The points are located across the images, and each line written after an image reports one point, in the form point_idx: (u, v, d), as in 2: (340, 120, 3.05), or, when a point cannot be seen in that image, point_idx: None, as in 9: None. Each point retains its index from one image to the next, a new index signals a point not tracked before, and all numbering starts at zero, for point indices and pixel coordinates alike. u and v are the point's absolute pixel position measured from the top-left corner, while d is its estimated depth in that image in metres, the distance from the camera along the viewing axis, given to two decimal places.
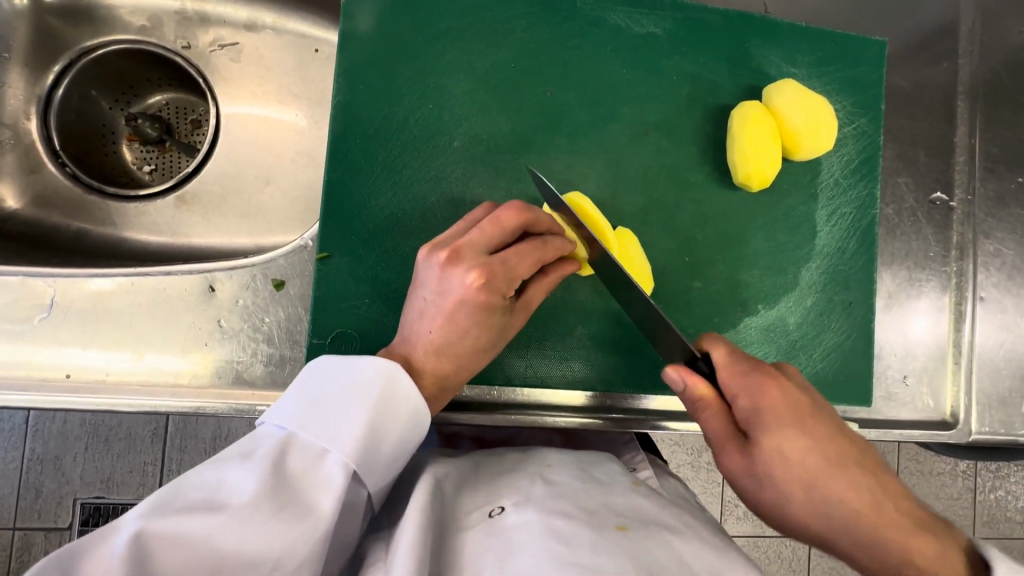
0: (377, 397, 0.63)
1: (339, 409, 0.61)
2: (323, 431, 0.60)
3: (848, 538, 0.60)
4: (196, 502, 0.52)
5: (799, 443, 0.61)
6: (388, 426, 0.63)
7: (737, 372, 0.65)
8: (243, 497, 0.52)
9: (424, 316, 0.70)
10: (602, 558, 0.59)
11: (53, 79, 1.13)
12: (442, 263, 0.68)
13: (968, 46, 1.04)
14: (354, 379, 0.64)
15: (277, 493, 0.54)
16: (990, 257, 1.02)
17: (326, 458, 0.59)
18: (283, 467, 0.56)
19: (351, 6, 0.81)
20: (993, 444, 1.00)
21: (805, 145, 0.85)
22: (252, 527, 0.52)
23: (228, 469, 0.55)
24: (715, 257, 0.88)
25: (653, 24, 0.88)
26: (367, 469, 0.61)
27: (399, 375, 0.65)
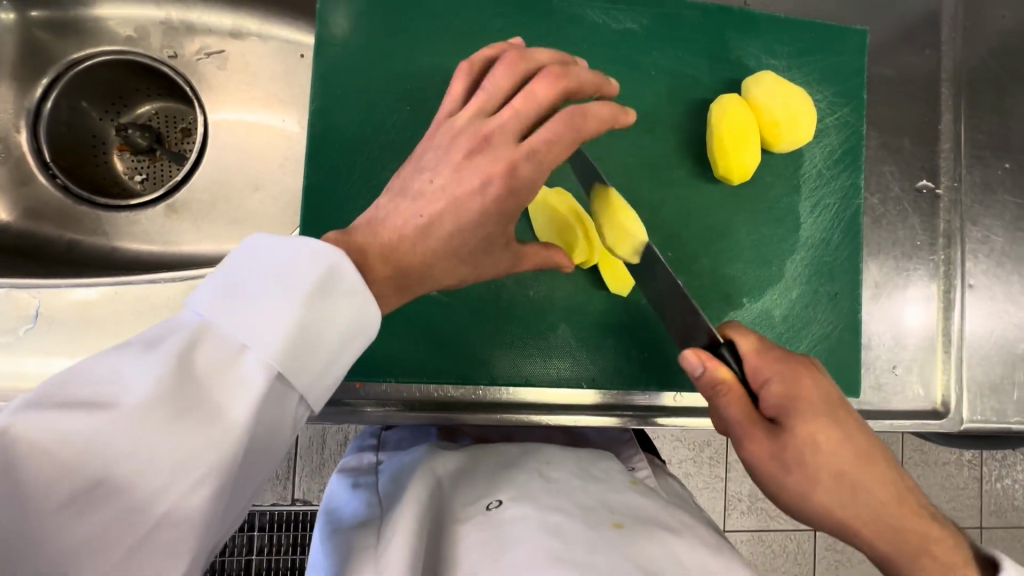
0: (310, 291, 0.53)
1: (266, 299, 0.52)
2: (243, 325, 0.50)
3: (879, 530, 0.65)
4: (81, 397, 0.45)
5: (832, 434, 0.65)
6: (325, 324, 0.54)
7: (773, 362, 0.68)
8: (136, 395, 0.45)
9: (422, 195, 0.61)
10: (596, 553, 0.60)
11: (41, 93, 1.15)
12: (470, 144, 0.61)
13: (951, 33, 1.03)
14: (288, 264, 0.53)
15: (178, 393, 0.47)
16: (978, 244, 1.01)
17: (243, 356, 0.50)
18: (188, 363, 0.48)
19: (327, 11, 0.81)
20: (987, 433, 0.99)
21: (785, 137, 0.85)
22: (146, 428, 0.45)
23: (124, 362, 0.47)
24: (699, 252, 0.88)
25: (630, 20, 0.88)
26: (293, 372, 0.52)
27: (342, 266, 0.54)
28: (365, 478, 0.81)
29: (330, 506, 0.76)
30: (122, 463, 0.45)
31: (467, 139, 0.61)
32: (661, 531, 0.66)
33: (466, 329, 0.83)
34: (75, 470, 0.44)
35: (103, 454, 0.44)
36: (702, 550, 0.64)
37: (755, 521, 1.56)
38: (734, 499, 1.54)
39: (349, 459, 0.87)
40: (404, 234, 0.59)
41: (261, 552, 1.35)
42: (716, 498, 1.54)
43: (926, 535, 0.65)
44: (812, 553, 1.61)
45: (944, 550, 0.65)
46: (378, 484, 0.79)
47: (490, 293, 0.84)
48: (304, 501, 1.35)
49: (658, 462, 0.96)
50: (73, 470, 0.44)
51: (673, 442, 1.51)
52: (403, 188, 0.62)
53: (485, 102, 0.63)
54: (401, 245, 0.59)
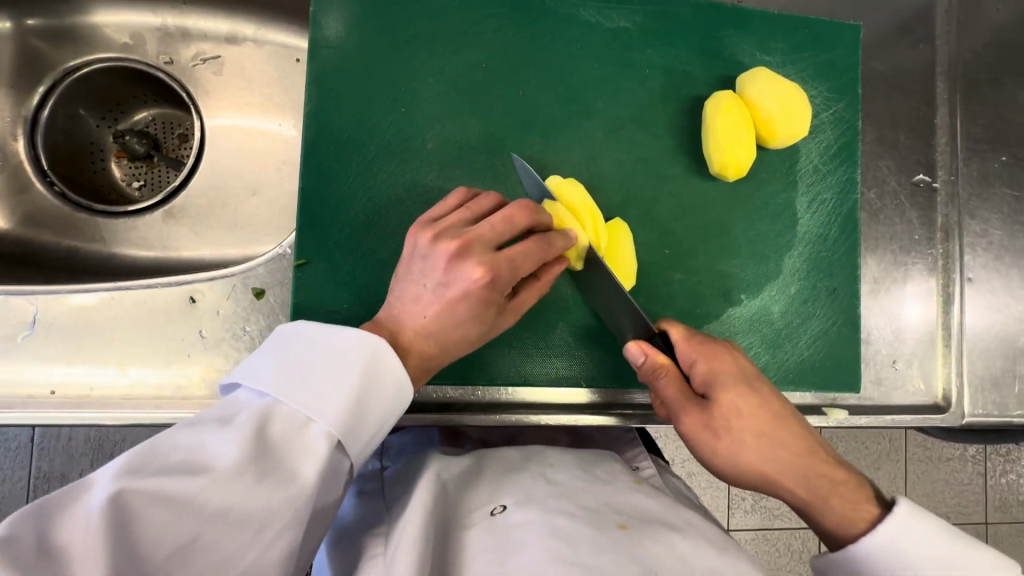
0: (360, 370, 0.60)
1: (325, 379, 0.58)
2: (308, 400, 0.56)
3: (797, 481, 0.67)
4: (174, 465, 0.49)
5: (749, 398, 0.68)
6: (376, 399, 0.60)
7: (695, 345, 0.72)
8: (226, 462, 0.50)
9: (418, 301, 0.67)
10: (601, 556, 0.59)
11: (39, 101, 1.15)
12: (449, 253, 0.66)
13: (945, 27, 1.03)
14: (342, 349, 0.61)
15: (259, 460, 0.52)
16: (976, 237, 1.01)
17: (309, 427, 0.56)
18: (265, 433, 0.53)
19: (320, 14, 0.81)
20: (989, 426, 0.99)
21: (780, 132, 0.84)
22: (234, 493, 0.50)
23: (208, 433, 0.52)
24: (696, 249, 0.88)
25: (623, 19, 0.88)
26: (350, 438, 0.58)
27: (387, 348, 0.62)
28: (370, 484, 0.81)
29: (338, 518, 0.78)
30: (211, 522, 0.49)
31: (445, 250, 0.66)
32: (666, 530, 0.65)
33: None
34: (171, 533, 0.48)
35: (194, 515, 0.48)
36: (707, 549, 0.63)
37: (759, 520, 1.56)
38: (737, 498, 1.54)
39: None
40: (415, 333, 0.67)
41: None
42: (719, 498, 1.53)
43: (838, 481, 0.68)
44: (817, 551, 1.60)
45: (851, 492, 0.68)
46: (382, 489, 0.80)
47: None
48: None
49: (661, 462, 0.95)
50: (168, 531, 0.48)
51: (676, 441, 1.51)
52: (403, 287, 0.68)
53: (464, 215, 0.70)
54: (415, 341, 0.67)
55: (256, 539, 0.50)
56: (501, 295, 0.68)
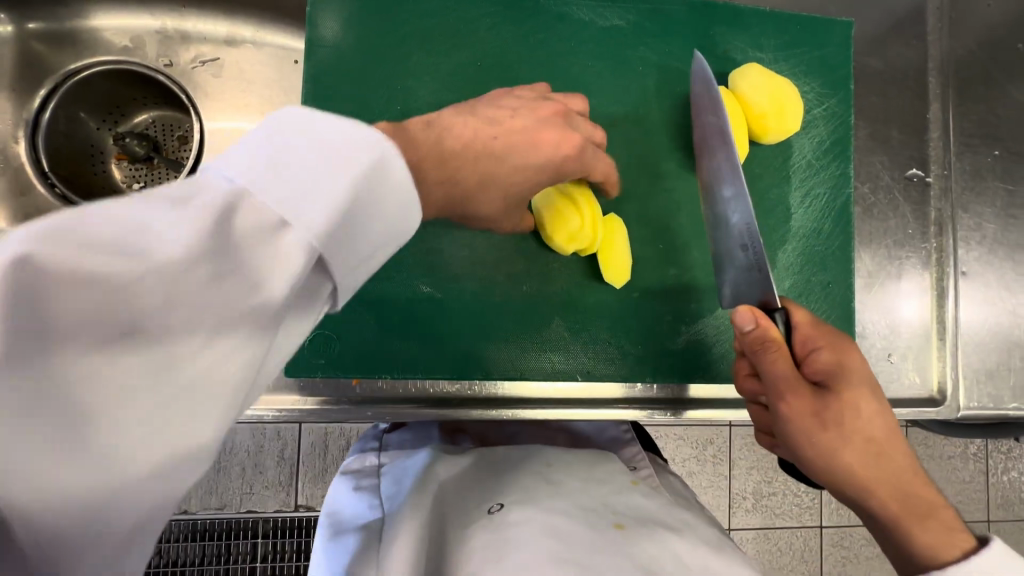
0: (360, 179, 0.44)
1: (313, 171, 0.42)
2: (288, 196, 0.41)
3: (893, 493, 0.68)
4: (99, 239, 0.35)
5: (871, 403, 0.69)
6: (374, 214, 0.46)
7: (823, 333, 0.73)
8: (167, 253, 0.36)
9: (496, 120, 0.67)
10: (598, 555, 0.59)
11: (39, 103, 1.16)
12: (555, 110, 0.72)
13: (936, 23, 1.04)
14: (344, 144, 0.44)
15: (218, 256, 0.38)
16: (970, 231, 1.02)
17: (286, 233, 0.40)
18: (229, 225, 0.39)
19: (317, 15, 0.82)
20: (984, 419, 0.99)
21: (772, 128, 0.85)
22: (179, 289, 0.37)
23: (148, 209, 0.37)
24: (691, 244, 0.88)
25: (617, 17, 0.89)
26: (338, 257, 0.44)
27: (394, 162, 0.46)
28: (367, 481, 0.84)
29: (333, 509, 0.79)
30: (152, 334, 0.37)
31: (551, 106, 0.72)
32: (663, 531, 0.65)
33: (459, 325, 0.84)
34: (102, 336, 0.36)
35: (125, 313, 0.36)
36: (705, 550, 0.63)
37: (760, 519, 1.56)
38: (739, 497, 1.54)
39: (352, 461, 0.90)
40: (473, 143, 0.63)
41: (267, 559, 1.36)
42: (719, 496, 1.54)
43: (935, 505, 0.68)
44: (819, 549, 1.60)
45: (950, 519, 0.67)
46: (381, 484, 0.82)
47: (479, 289, 0.84)
48: (307, 507, 1.36)
49: (659, 461, 0.96)
50: (87, 318, 0.35)
51: (675, 440, 1.52)
52: (482, 110, 0.68)
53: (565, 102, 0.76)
54: (465, 151, 0.62)
55: (197, 387, 0.38)
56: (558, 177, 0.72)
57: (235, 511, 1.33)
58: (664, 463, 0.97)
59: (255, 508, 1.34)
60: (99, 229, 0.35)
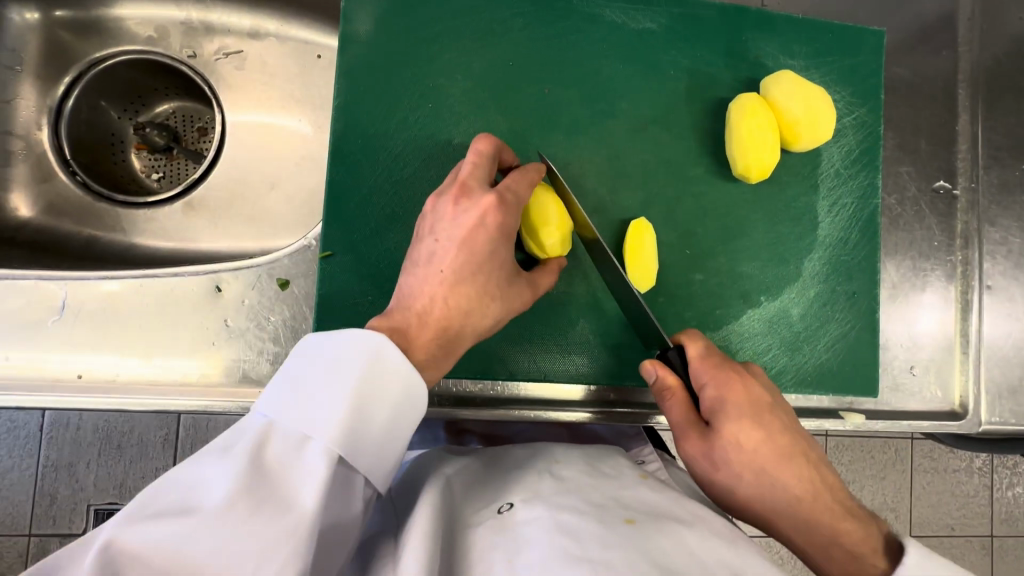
0: (360, 375, 0.58)
1: (324, 387, 0.57)
2: (303, 418, 0.55)
3: (793, 520, 0.67)
4: (172, 504, 0.50)
5: (752, 433, 0.68)
6: (381, 402, 0.59)
7: (711, 366, 0.72)
8: (218, 497, 0.49)
9: (433, 258, 0.67)
10: (610, 551, 0.57)
11: (63, 91, 1.16)
12: (453, 197, 0.68)
13: (968, 35, 1.04)
14: (342, 353, 0.59)
15: (253, 492, 0.50)
16: (996, 245, 1.01)
17: (307, 445, 0.54)
18: (261, 458, 0.52)
19: (350, 11, 0.82)
20: (1004, 435, 0.99)
21: (804, 136, 0.85)
22: (225, 531, 0.49)
23: (207, 463, 0.52)
24: (716, 250, 0.88)
25: (649, 20, 0.89)
26: (355, 454, 0.57)
27: (389, 350, 0.60)
28: None
29: None
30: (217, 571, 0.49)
31: (450, 197, 0.68)
32: (675, 524, 0.63)
33: None
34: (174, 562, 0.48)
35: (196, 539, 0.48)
36: (717, 542, 0.61)
37: None
38: None
39: None
40: (436, 290, 0.66)
41: None
42: None
43: (838, 529, 0.65)
44: None
45: (859, 542, 0.64)
46: (388, 492, 0.80)
47: None
48: None
49: (668, 457, 0.96)
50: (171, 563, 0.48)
51: None
52: (415, 257, 0.69)
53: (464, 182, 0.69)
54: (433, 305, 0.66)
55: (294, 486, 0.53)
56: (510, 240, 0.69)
57: None
58: (672, 458, 0.97)
59: None
60: (174, 485, 0.51)
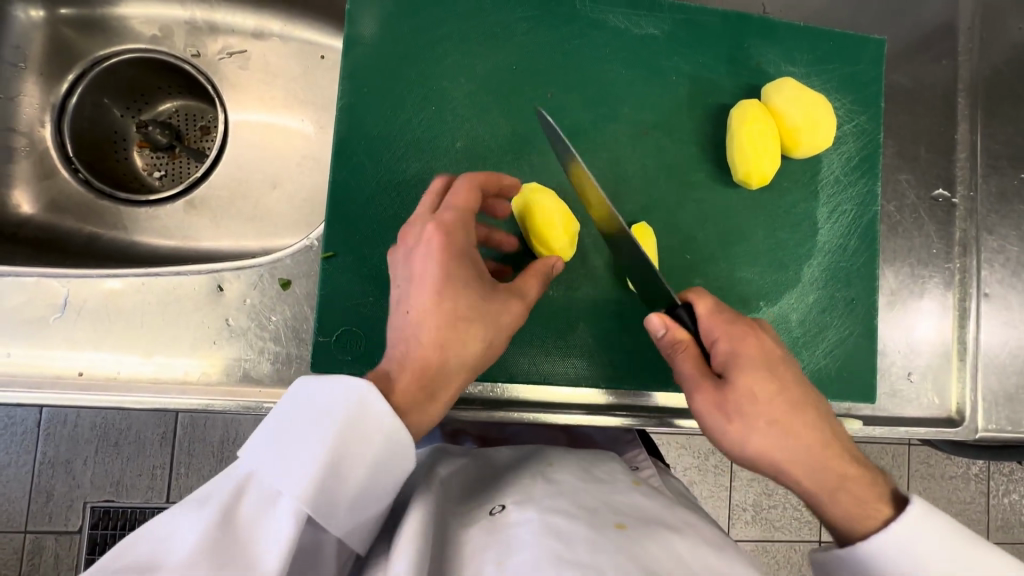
0: (344, 425, 0.56)
1: (304, 437, 0.56)
2: (279, 473, 0.54)
3: (806, 471, 0.67)
4: (139, 558, 0.48)
5: (768, 383, 0.67)
6: (360, 455, 0.57)
7: (720, 321, 0.71)
8: (186, 553, 0.48)
9: (400, 304, 0.67)
10: (600, 555, 0.57)
11: (66, 88, 1.16)
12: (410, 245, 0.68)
13: (968, 44, 1.04)
14: (325, 404, 0.57)
15: (222, 549, 0.49)
16: (994, 253, 1.02)
17: (281, 503, 0.53)
18: (234, 514, 0.51)
19: (355, 13, 0.83)
20: (1000, 442, 0.99)
21: (804, 142, 0.86)
22: None
23: (181, 517, 0.50)
24: (716, 255, 0.88)
25: (652, 26, 0.89)
26: (329, 510, 0.55)
27: (375, 398, 0.58)
28: None
29: None
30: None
31: (408, 237, 0.69)
32: (665, 530, 0.63)
33: None
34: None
35: None
36: (707, 551, 0.62)
37: (760, 532, 1.55)
38: (739, 508, 1.54)
39: None
40: (411, 333, 0.64)
41: None
42: (720, 506, 1.54)
43: (846, 474, 0.67)
44: None
45: (863, 491, 0.67)
46: None
47: None
48: None
49: (663, 464, 0.96)
50: None
51: (678, 448, 1.52)
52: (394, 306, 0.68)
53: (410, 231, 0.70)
54: (404, 345, 0.64)
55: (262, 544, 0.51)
56: (467, 259, 0.67)
57: None
58: (666, 464, 0.97)
59: None
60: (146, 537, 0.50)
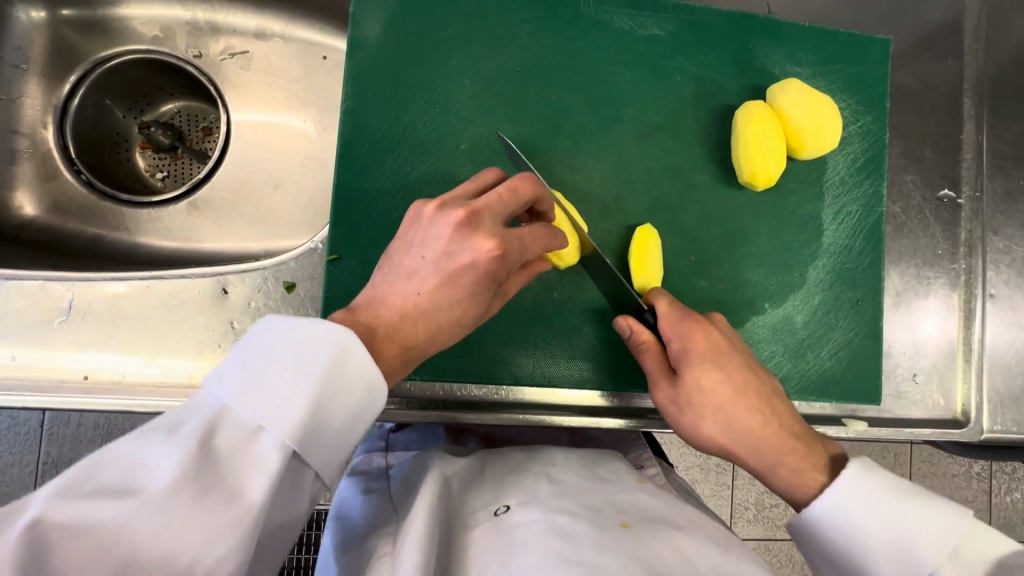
0: (324, 369, 0.56)
1: (282, 377, 0.54)
2: (261, 408, 0.52)
3: (754, 455, 0.71)
4: (108, 483, 0.46)
5: (713, 375, 0.70)
6: (341, 397, 0.57)
7: (674, 319, 0.73)
8: (163, 480, 0.46)
9: (415, 275, 0.64)
10: (605, 555, 0.56)
11: (68, 90, 1.16)
12: (458, 220, 0.64)
13: (973, 43, 1.04)
14: (308, 346, 0.56)
15: (201, 476, 0.48)
16: (1000, 254, 1.01)
17: (264, 438, 0.52)
18: (212, 444, 0.49)
19: (359, 15, 0.82)
20: (1005, 443, 0.99)
21: (809, 144, 0.85)
22: (169, 516, 0.46)
23: (152, 446, 0.48)
24: (721, 257, 0.88)
25: (656, 26, 0.89)
26: (310, 449, 0.55)
27: (356, 345, 0.57)
28: (376, 482, 0.83)
29: (340, 513, 0.79)
30: (155, 558, 0.46)
31: (455, 220, 0.64)
32: (669, 529, 0.63)
33: (490, 330, 0.84)
34: (108, 543, 0.45)
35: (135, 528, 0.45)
36: (712, 548, 0.62)
37: (762, 531, 1.55)
38: (742, 507, 1.54)
39: (358, 462, 0.90)
40: (405, 308, 0.63)
41: None
42: (722, 505, 1.54)
43: (779, 455, 0.71)
44: None
45: (797, 465, 0.71)
46: (389, 488, 0.81)
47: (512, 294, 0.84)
48: None
49: (666, 464, 0.97)
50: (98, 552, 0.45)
51: (680, 447, 1.51)
52: (396, 266, 0.65)
53: (449, 201, 0.67)
54: (402, 323, 0.63)
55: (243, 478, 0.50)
56: (500, 279, 0.66)
57: None
58: (670, 465, 0.98)
59: None
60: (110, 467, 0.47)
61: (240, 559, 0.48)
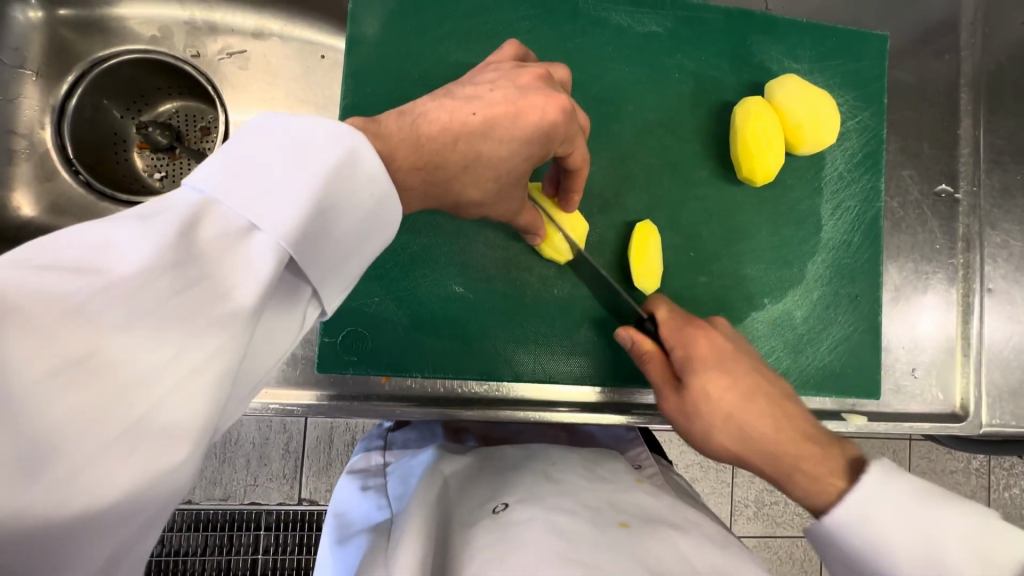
0: (330, 171, 0.47)
1: (280, 172, 0.45)
2: (247, 199, 0.43)
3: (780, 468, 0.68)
4: (65, 261, 0.37)
5: (719, 381, 0.71)
6: (347, 209, 0.49)
7: (672, 326, 0.76)
8: (136, 262, 0.38)
9: (474, 99, 0.60)
10: (604, 554, 0.56)
11: (66, 90, 1.15)
12: (539, 75, 0.64)
13: (970, 39, 1.04)
14: (307, 140, 0.47)
15: (183, 266, 0.40)
16: (997, 249, 1.02)
17: (252, 237, 0.43)
18: (192, 236, 0.41)
19: (358, 12, 0.82)
20: (1003, 437, 0.99)
21: (808, 140, 0.86)
22: (148, 301, 0.38)
23: (120, 228, 0.39)
24: (720, 253, 0.88)
25: (654, 23, 0.89)
26: (311, 262, 0.47)
27: (364, 150, 0.49)
28: (374, 481, 0.84)
29: (340, 510, 0.80)
30: (115, 361, 0.37)
31: (531, 73, 0.63)
32: (666, 528, 0.63)
33: (491, 327, 0.84)
34: (46, 336, 0.35)
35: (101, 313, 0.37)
36: (709, 547, 0.62)
37: (762, 527, 1.56)
38: (742, 504, 1.55)
39: (357, 460, 0.90)
40: (451, 124, 0.58)
41: (267, 552, 1.32)
42: (722, 502, 1.54)
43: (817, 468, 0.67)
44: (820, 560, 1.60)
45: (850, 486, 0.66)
46: (388, 484, 0.82)
47: (512, 291, 0.85)
48: (309, 502, 1.33)
49: (665, 461, 0.97)
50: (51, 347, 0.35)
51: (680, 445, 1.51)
52: (454, 92, 0.62)
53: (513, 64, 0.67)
54: (442, 138, 0.58)
55: (233, 283, 0.42)
56: (549, 153, 0.64)
57: (238, 503, 1.30)
58: (668, 463, 0.98)
59: (259, 500, 1.31)
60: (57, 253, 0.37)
61: (220, 378, 0.41)
